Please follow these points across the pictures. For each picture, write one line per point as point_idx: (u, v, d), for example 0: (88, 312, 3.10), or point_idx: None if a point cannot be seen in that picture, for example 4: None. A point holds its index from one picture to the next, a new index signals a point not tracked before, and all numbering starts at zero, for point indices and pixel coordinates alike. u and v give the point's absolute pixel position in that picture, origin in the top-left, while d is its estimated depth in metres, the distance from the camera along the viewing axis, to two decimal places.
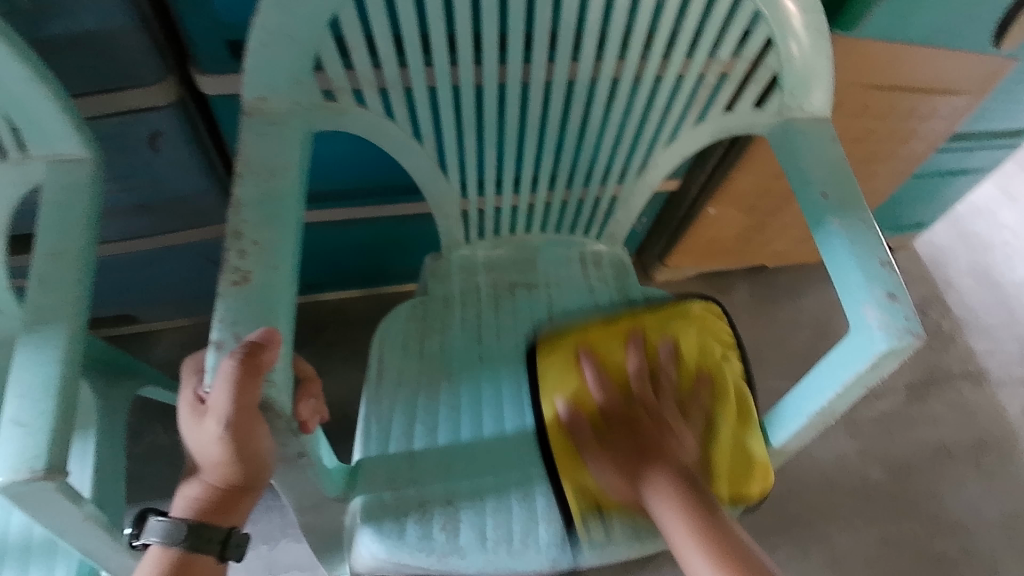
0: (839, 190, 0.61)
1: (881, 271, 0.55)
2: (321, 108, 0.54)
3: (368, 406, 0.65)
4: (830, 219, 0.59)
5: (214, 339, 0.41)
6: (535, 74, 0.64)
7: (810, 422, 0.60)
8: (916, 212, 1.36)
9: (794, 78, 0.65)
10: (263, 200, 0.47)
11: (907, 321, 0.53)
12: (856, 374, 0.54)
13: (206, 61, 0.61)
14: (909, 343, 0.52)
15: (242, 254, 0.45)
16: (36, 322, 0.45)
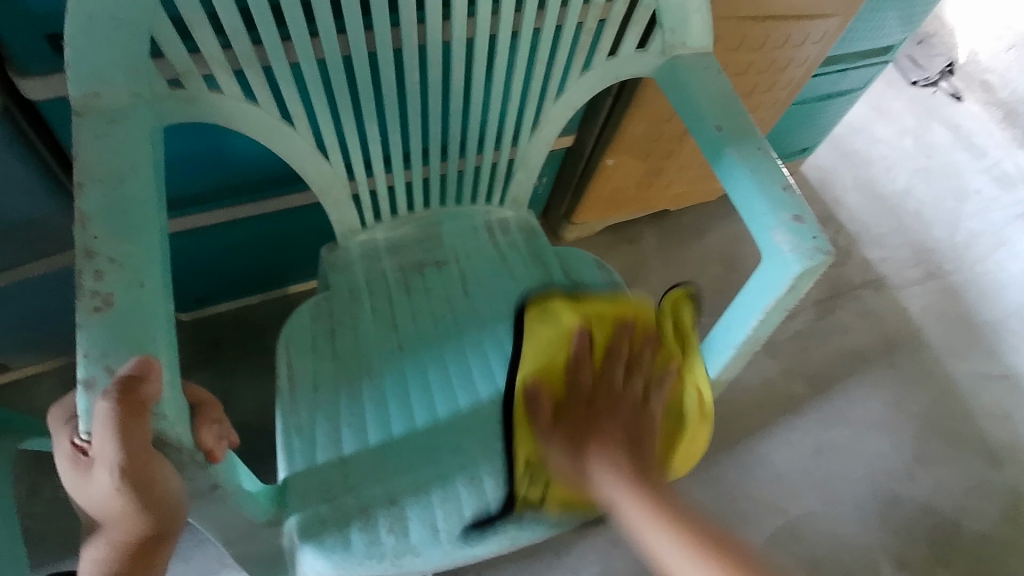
0: (732, 125, 0.63)
1: (785, 196, 0.59)
2: (167, 99, 0.50)
3: (285, 421, 0.62)
4: (731, 155, 0.62)
5: (83, 379, 0.39)
6: (408, 35, 0.59)
7: (739, 351, 0.63)
8: (800, 137, 1.41)
9: (671, 16, 0.66)
10: (112, 208, 0.44)
11: (815, 239, 0.56)
12: (777, 299, 0.58)
13: (25, 59, 0.55)
14: (819, 261, 0.55)
15: (99, 275, 0.42)
16: None
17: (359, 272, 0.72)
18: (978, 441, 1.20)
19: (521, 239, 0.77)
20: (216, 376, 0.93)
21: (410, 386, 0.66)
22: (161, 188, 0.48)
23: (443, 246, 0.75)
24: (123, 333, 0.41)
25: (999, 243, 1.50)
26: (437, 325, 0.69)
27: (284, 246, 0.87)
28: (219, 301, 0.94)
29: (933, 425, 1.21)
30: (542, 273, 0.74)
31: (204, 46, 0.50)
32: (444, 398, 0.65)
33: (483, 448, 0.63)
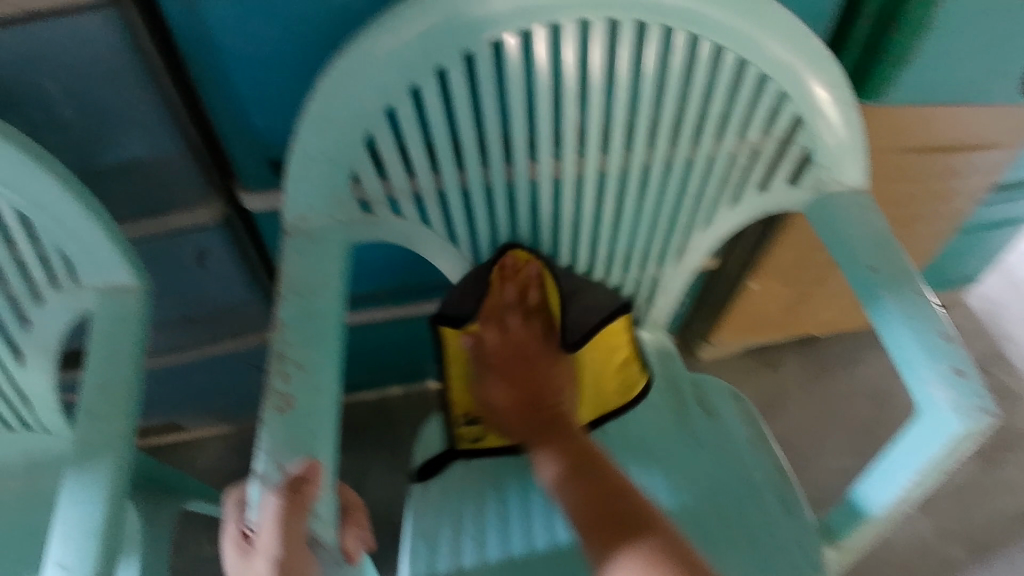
0: (889, 266, 0.59)
1: (946, 347, 0.54)
2: (358, 222, 0.57)
3: (414, 523, 0.64)
4: (882, 294, 0.57)
5: (259, 472, 0.43)
6: (566, 169, 0.65)
7: (886, 513, 0.57)
8: (963, 265, 1.31)
9: (828, 155, 0.63)
10: (303, 318, 0.50)
11: (979, 398, 0.51)
12: (932, 460, 0.53)
13: (249, 180, 0.65)
14: (983, 424, 0.50)
15: (286, 377, 0.47)
16: (85, 454, 0.47)
17: None
18: None
19: (657, 363, 0.77)
20: (352, 459, 0.98)
21: (530, 502, 0.66)
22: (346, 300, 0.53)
23: None
24: (295, 440, 0.44)
25: None
26: None
27: (431, 345, 0.93)
28: (364, 388, 1.01)
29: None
30: (675, 400, 0.74)
31: (393, 178, 0.57)
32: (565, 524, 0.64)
33: None
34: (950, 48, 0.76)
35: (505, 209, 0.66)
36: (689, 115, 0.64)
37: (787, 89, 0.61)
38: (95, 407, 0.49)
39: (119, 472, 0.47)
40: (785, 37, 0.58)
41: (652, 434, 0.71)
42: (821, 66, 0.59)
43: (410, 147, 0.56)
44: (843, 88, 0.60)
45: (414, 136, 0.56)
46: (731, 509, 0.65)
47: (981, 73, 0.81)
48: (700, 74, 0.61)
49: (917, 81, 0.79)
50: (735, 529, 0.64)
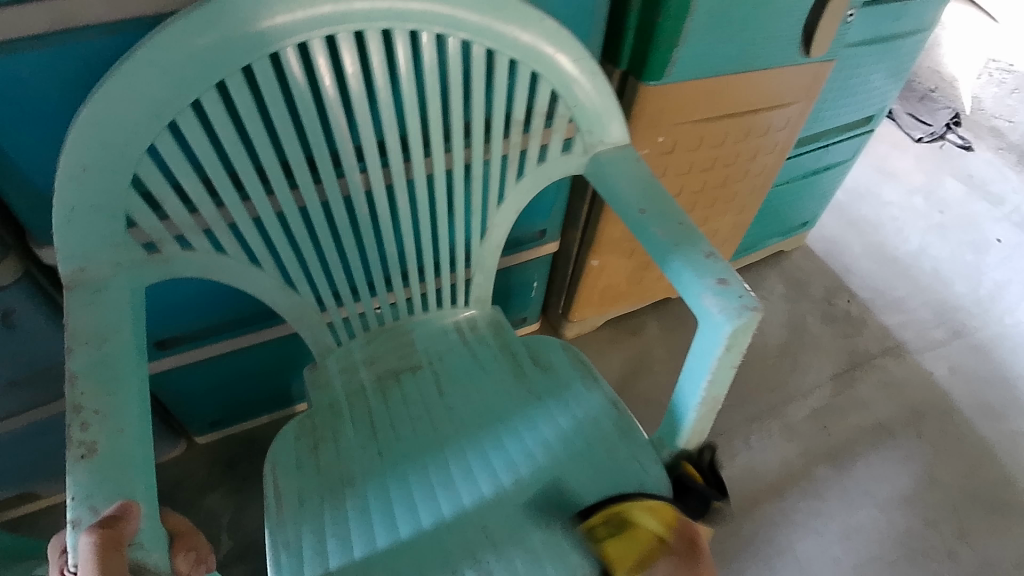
0: (655, 206, 0.67)
1: (707, 263, 0.62)
2: (143, 264, 0.58)
3: (272, 537, 0.64)
4: (654, 233, 0.65)
5: (71, 520, 0.43)
6: (355, 190, 0.69)
7: (701, 413, 0.64)
8: (796, 212, 1.46)
9: (588, 119, 0.72)
10: (99, 367, 0.50)
11: (742, 299, 0.59)
12: (718, 360, 0.60)
13: (41, 234, 0.65)
14: (749, 317, 0.58)
15: (84, 426, 0.47)
16: None
17: (339, 388, 0.78)
18: (1005, 510, 1.25)
19: (489, 334, 0.84)
20: (228, 495, 0.98)
21: (390, 493, 0.68)
22: (143, 343, 0.55)
23: (414, 351, 0.81)
24: (107, 480, 0.45)
25: (1007, 309, 1.62)
26: (413, 430, 0.74)
27: (286, 369, 0.94)
28: (231, 424, 1.00)
29: (947, 495, 1.26)
30: (509, 363, 0.81)
31: (172, 214, 0.59)
32: (427, 508, 0.67)
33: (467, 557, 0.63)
34: (714, 26, 0.85)
35: (303, 234, 0.68)
36: (457, 109, 0.69)
37: (540, 70, 0.68)
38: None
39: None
40: (525, 24, 0.65)
41: (501, 404, 0.76)
42: (563, 45, 0.67)
43: (182, 180, 0.58)
44: (584, 58, 0.69)
45: (184, 167, 0.57)
46: (582, 447, 0.72)
47: (746, 44, 0.91)
48: (454, 73, 0.66)
49: (691, 58, 0.88)
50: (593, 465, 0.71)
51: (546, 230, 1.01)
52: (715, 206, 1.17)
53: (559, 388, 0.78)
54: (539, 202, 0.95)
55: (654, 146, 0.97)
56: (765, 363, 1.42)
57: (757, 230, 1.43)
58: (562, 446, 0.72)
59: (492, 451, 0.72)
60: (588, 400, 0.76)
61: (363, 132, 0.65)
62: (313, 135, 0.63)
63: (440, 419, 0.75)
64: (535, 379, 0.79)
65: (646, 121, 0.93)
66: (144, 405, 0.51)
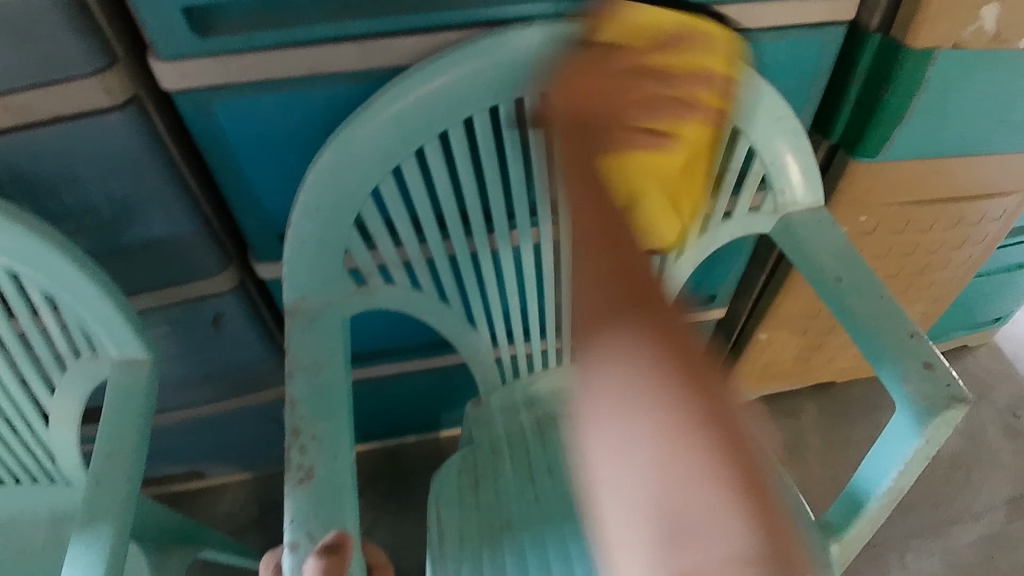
0: (851, 273, 0.67)
1: (913, 343, 0.61)
2: (352, 296, 0.60)
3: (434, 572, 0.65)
4: (872, 329, 0.63)
5: (288, 541, 0.45)
6: (544, 238, 0.70)
7: (881, 503, 0.63)
8: (988, 308, 1.30)
9: (781, 178, 0.71)
10: (314, 395, 0.52)
11: (949, 388, 0.58)
12: (916, 451, 0.58)
13: (261, 250, 0.70)
14: (956, 409, 0.57)
15: (304, 450, 0.49)
16: (89, 520, 0.49)
17: (498, 428, 0.77)
18: None
19: None
20: (364, 508, 1.01)
21: (547, 550, 0.66)
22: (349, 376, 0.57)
23: (574, 399, 0.80)
24: (324, 507, 0.47)
25: None
26: (574, 483, 0.72)
27: (440, 400, 0.96)
28: (382, 438, 1.03)
29: None
30: None
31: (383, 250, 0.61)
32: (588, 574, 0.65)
33: None
34: (941, 106, 0.78)
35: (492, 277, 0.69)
36: None
37: (741, 127, 0.68)
38: (103, 473, 0.51)
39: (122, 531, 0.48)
40: (733, 82, 0.65)
41: None
42: (768, 106, 0.67)
43: (396, 221, 0.61)
44: (786, 119, 0.68)
45: (398, 208, 0.60)
46: None
47: (976, 127, 0.82)
48: None
49: (910, 136, 0.80)
50: None
51: (716, 296, 0.96)
52: (907, 292, 1.07)
53: None
54: (714, 268, 0.91)
55: (851, 224, 0.90)
56: (930, 472, 1.27)
57: (941, 322, 1.29)
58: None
59: None
60: None
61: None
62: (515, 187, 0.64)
63: None
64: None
65: (850, 199, 0.87)
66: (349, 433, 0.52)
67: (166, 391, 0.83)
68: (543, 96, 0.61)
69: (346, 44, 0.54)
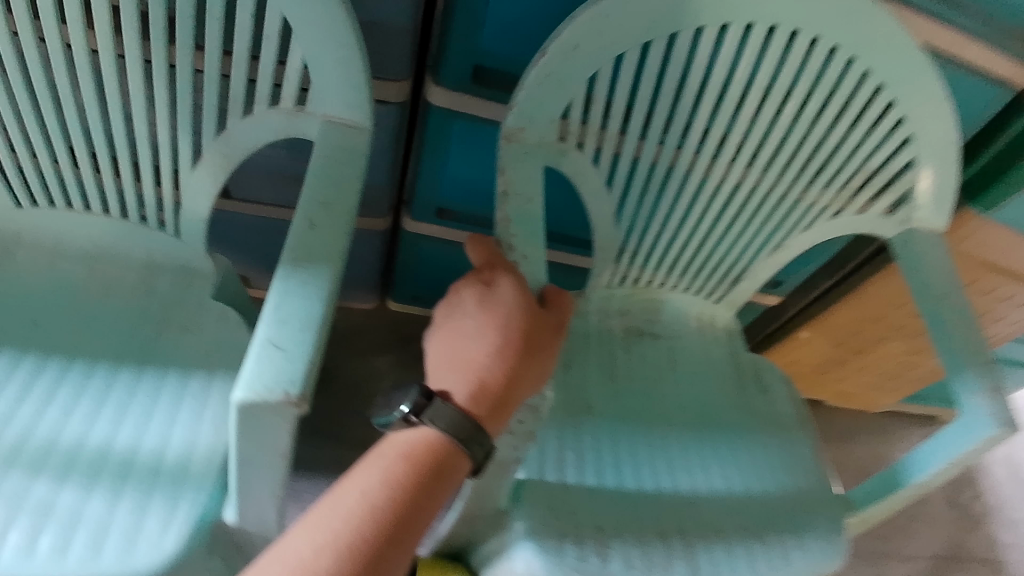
0: (955, 298, 0.73)
1: (988, 369, 0.69)
2: (551, 145, 0.63)
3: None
4: (961, 345, 0.70)
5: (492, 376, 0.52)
6: (715, 170, 0.73)
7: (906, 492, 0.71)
8: None
9: (926, 197, 0.76)
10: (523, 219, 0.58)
11: (1009, 412, 0.66)
12: (962, 454, 0.67)
13: (447, 73, 0.70)
14: (1012, 431, 0.64)
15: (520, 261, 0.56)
16: (303, 260, 0.49)
17: (592, 324, 0.80)
18: None
19: (724, 338, 0.86)
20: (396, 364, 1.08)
21: (617, 447, 0.72)
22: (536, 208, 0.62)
23: (659, 322, 0.84)
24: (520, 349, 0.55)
25: None
26: (648, 395, 0.78)
27: None
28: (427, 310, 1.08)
29: None
30: (735, 371, 0.84)
31: (592, 119, 0.64)
32: (649, 474, 0.72)
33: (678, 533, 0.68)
34: None
35: (655, 183, 0.73)
36: (832, 140, 0.73)
37: (919, 136, 0.72)
38: (319, 219, 0.52)
39: (337, 278, 0.49)
40: (935, 93, 0.69)
41: (724, 409, 0.81)
42: (950, 127, 0.71)
43: (618, 97, 0.64)
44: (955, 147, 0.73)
45: (626, 81, 0.63)
46: (784, 475, 0.77)
47: None
48: (854, 108, 0.70)
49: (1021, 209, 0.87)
50: (797, 514, 0.74)
51: (780, 283, 1.01)
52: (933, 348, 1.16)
53: (775, 421, 0.82)
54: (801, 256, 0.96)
55: None
56: None
57: None
58: (772, 480, 0.76)
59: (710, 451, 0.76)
60: (792, 437, 0.81)
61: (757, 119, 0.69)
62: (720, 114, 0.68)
63: (672, 397, 0.79)
64: (754, 397, 0.83)
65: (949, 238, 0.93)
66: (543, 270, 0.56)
67: (276, 184, 0.83)
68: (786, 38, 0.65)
69: None
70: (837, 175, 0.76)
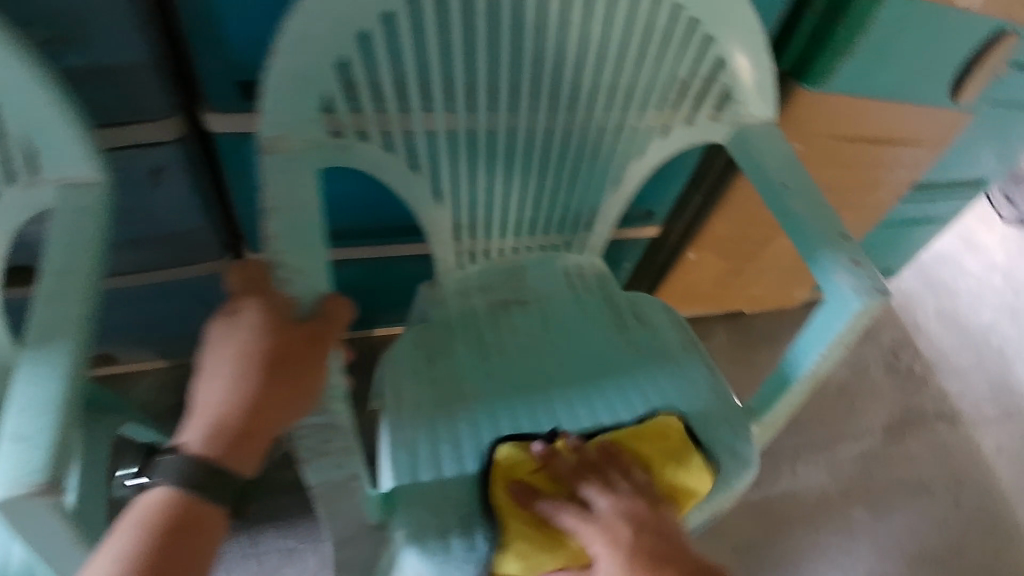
0: (795, 184, 0.72)
1: (843, 245, 0.68)
2: (326, 146, 0.58)
3: (391, 436, 0.66)
4: (809, 230, 0.69)
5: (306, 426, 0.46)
6: (520, 123, 0.69)
7: (801, 386, 0.71)
8: (886, 257, 1.43)
9: (745, 92, 0.73)
10: (294, 235, 0.51)
11: (870, 281, 0.66)
12: (838, 334, 0.67)
13: (214, 99, 0.67)
14: (876, 299, 0.65)
15: (287, 283, 0.48)
16: (42, 339, 0.47)
17: (453, 308, 0.78)
18: None
19: (595, 284, 0.85)
20: None
21: (500, 424, 0.70)
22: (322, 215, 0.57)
23: (525, 286, 0.82)
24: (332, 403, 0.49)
25: None
26: (524, 363, 0.76)
27: (378, 291, 0.98)
28: None
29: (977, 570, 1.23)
30: (613, 314, 0.83)
31: (363, 105, 0.59)
32: None
33: None
34: (886, 46, 0.83)
35: (465, 152, 0.69)
36: (631, 60, 0.69)
37: (716, 34, 0.69)
38: (51, 289, 0.50)
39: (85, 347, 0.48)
40: None
41: (607, 353, 0.79)
42: (742, 16, 0.68)
43: (381, 78, 0.59)
44: (756, 35, 0.70)
45: (384, 59, 0.58)
46: (678, 403, 0.76)
47: (908, 75, 0.88)
48: (641, 22, 0.66)
49: (851, 73, 0.85)
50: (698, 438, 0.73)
51: (653, 213, 1.02)
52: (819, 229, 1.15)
53: (662, 354, 0.80)
54: (657, 182, 0.96)
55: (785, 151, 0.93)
56: (819, 395, 1.40)
57: None
58: (668, 413, 0.75)
59: (597, 399, 0.75)
60: (681, 363, 0.80)
61: (543, 58, 0.65)
62: (503, 64, 0.64)
63: (551, 358, 0.77)
64: (639, 337, 0.81)
65: (796, 123, 0.91)
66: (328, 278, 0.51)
67: None
68: None
69: None
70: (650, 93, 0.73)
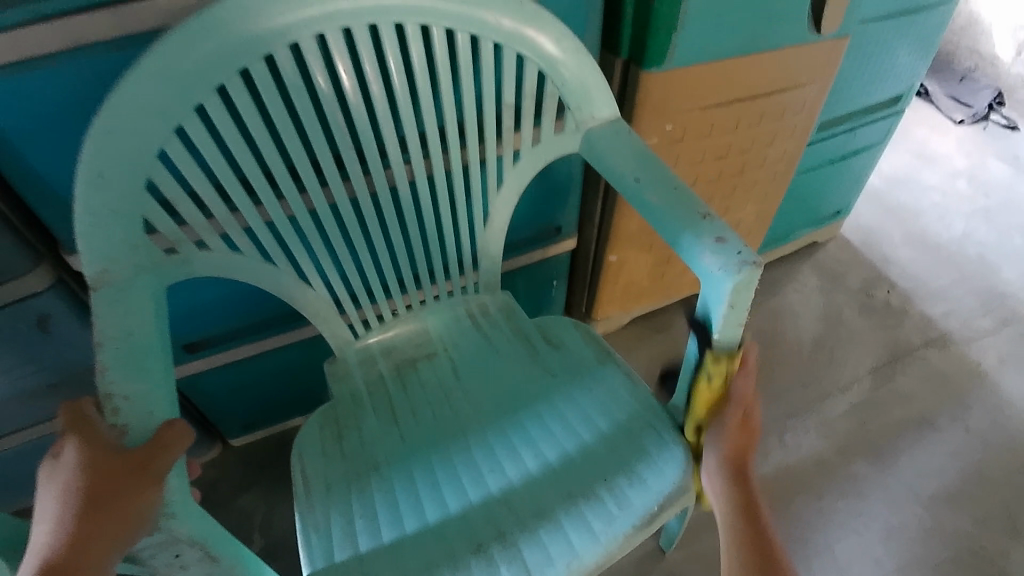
0: (649, 172, 0.69)
1: (706, 224, 0.64)
2: (163, 266, 0.61)
3: (303, 521, 0.68)
4: (666, 213, 0.66)
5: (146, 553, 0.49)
6: (360, 188, 0.70)
7: (712, 372, 0.68)
8: (830, 200, 1.41)
9: (576, 97, 0.72)
10: (125, 360, 0.53)
11: (740, 254, 0.61)
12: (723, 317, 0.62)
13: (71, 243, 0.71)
14: (747, 272, 0.60)
15: (116, 411, 0.51)
16: None
17: (358, 377, 0.81)
18: None
19: (501, 318, 0.87)
20: (260, 495, 1.18)
21: (417, 485, 0.71)
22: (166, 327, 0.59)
23: (430, 339, 0.85)
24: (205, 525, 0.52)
25: None
26: (436, 415, 0.77)
27: (295, 375, 1.10)
28: (267, 428, 1.21)
29: (999, 494, 1.18)
30: (523, 343, 0.84)
31: (188, 217, 0.63)
32: (454, 494, 0.70)
33: (495, 534, 0.65)
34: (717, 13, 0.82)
35: (314, 233, 0.71)
36: (449, 98, 0.69)
37: (523, 52, 0.68)
38: None
39: None
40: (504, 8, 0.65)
41: (520, 385, 0.79)
42: (539, 25, 0.67)
43: (195, 186, 0.62)
44: (567, 39, 0.69)
45: (193, 170, 0.61)
46: (600, 416, 0.75)
47: (756, 33, 0.88)
48: (441, 62, 0.67)
49: (691, 47, 0.84)
50: (622, 448, 0.71)
51: (562, 227, 1.02)
52: (735, 193, 1.12)
53: (577, 369, 0.80)
54: (552, 195, 0.95)
55: (658, 133, 0.93)
56: (796, 356, 1.38)
57: (786, 223, 1.38)
58: (585, 428, 0.74)
59: (515, 435, 0.74)
60: (597, 375, 0.79)
61: (356, 121, 0.66)
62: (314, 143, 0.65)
63: (462, 403, 0.78)
64: (548, 359, 0.81)
65: (651, 109, 0.89)
66: (168, 397, 0.55)
67: (16, 407, 0.84)
68: (292, 53, 0.60)
69: (98, 9, 0.55)
70: (484, 124, 0.73)
